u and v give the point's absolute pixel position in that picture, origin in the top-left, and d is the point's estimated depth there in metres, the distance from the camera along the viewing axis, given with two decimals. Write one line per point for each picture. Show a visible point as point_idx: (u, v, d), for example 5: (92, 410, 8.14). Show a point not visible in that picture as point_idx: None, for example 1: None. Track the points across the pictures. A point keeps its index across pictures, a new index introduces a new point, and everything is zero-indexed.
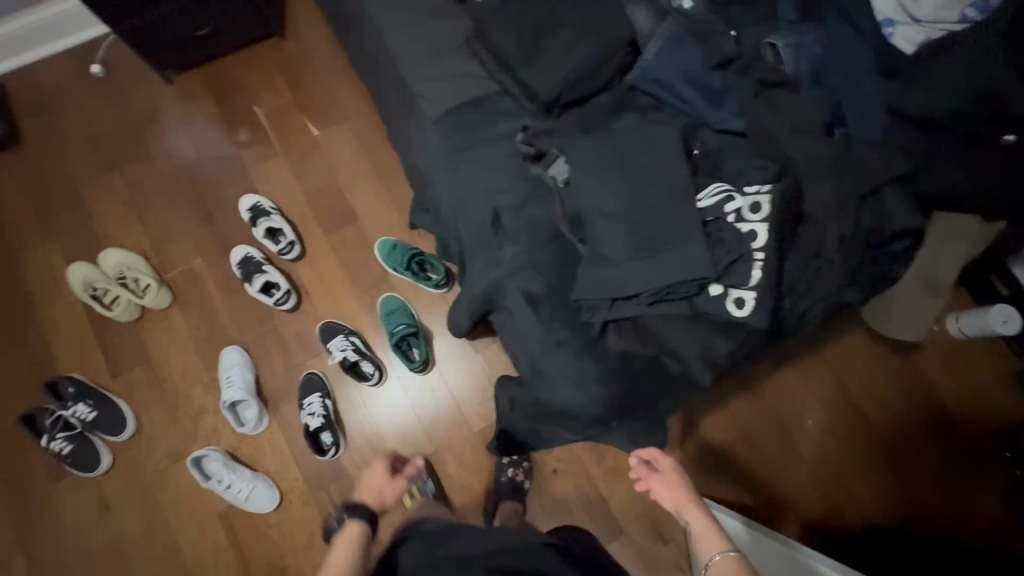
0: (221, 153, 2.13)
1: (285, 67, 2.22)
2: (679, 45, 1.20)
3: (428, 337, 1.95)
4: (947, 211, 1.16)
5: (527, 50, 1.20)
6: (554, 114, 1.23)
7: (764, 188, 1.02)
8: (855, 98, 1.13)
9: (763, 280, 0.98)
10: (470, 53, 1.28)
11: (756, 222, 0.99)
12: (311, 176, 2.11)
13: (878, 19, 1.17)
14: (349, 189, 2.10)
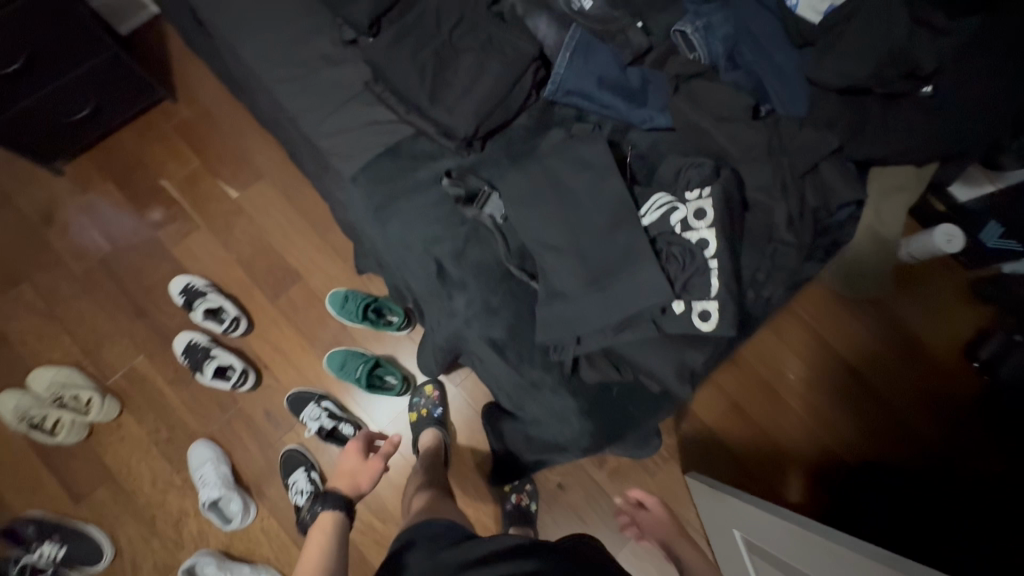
0: (137, 238, 1.97)
1: (185, 131, 2.06)
2: (590, 51, 1.15)
3: (393, 359, 1.91)
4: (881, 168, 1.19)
5: (432, 87, 1.11)
6: (477, 146, 1.15)
7: (704, 192, 0.99)
8: (775, 73, 1.12)
9: (722, 289, 0.95)
10: (373, 100, 1.18)
11: (704, 230, 0.96)
12: (242, 241, 1.99)
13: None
14: (286, 247, 1.98)
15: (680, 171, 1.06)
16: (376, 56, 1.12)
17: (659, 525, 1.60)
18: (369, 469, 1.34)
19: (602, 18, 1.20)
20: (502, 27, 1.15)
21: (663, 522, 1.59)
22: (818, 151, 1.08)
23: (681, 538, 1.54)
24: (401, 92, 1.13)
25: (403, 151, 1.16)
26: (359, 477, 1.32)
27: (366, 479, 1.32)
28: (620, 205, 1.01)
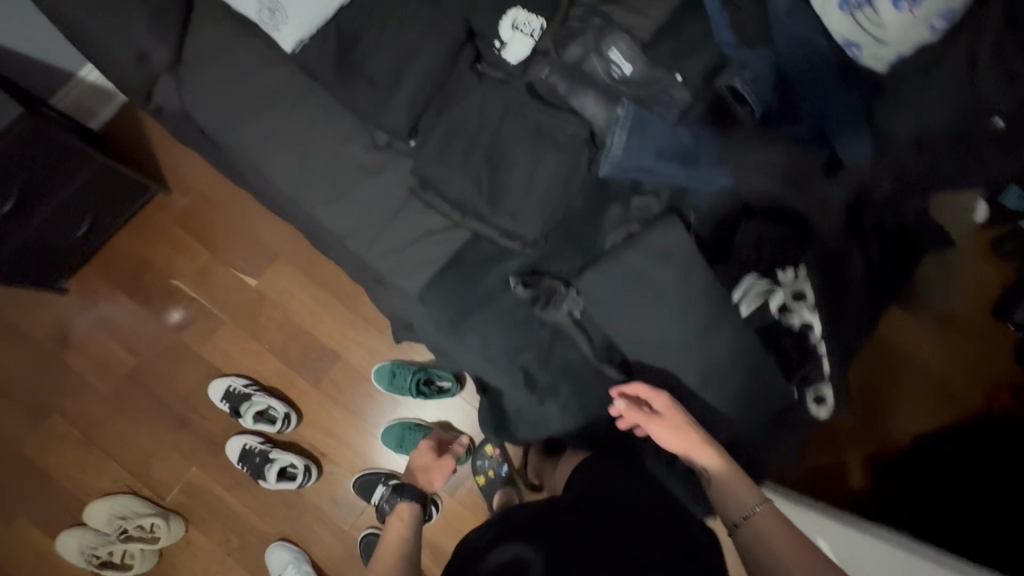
0: (161, 345, 1.87)
1: (185, 221, 1.93)
2: (642, 123, 1.09)
3: (450, 426, 1.86)
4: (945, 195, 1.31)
5: (488, 195, 1.09)
6: (541, 242, 1.10)
7: (802, 274, 1.02)
8: (838, 121, 1.04)
9: (833, 367, 1.04)
10: (424, 208, 1.13)
11: (808, 314, 1.01)
12: (269, 329, 1.90)
13: (836, 41, 1.04)
14: (315, 325, 1.90)
15: (756, 241, 1.05)
16: (428, 173, 1.10)
17: (672, 436, 0.93)
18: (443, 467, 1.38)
19: (644, 81, 1.14)
20: (548, 113, 1.10)
21: (678, 424, 0.93)
22: (890, 200, 1.06)
23: (692, 429, 0.93)
24: (457, 201, 1.10)
25: (463, 256, 1.12)
26: (433, 475, 1.35)
27: (441, 477, 1.36)
28: (706, 292, 1.00)
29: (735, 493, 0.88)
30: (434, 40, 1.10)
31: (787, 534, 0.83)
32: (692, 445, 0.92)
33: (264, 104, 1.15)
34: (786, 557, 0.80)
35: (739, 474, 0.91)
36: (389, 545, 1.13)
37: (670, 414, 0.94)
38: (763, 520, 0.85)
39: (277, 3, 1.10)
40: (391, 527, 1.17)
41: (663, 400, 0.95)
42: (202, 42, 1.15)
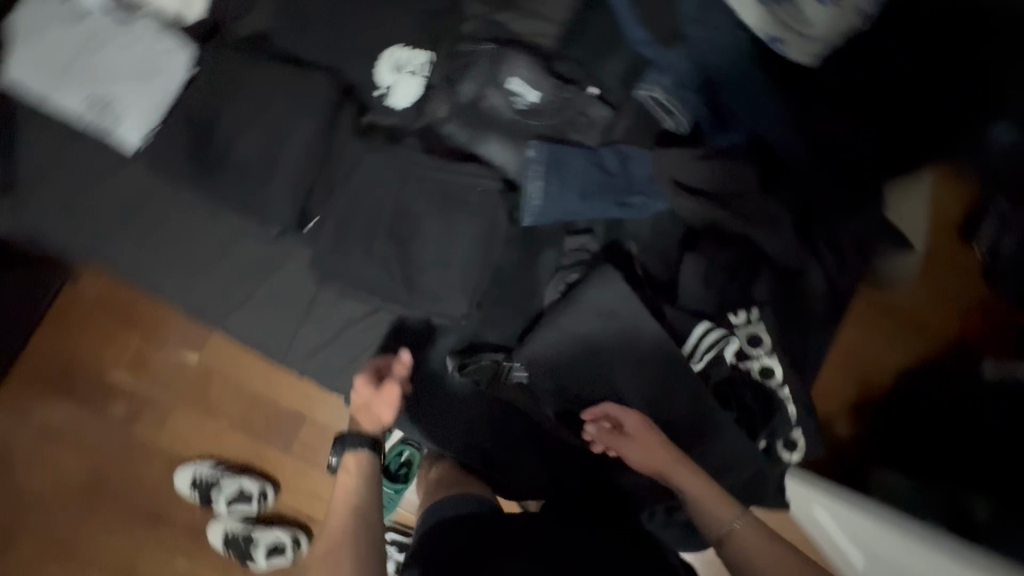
0: (112, 448, 1.61)
1: (104, 308, 1.67)
2: (559, 165, 0.96)
3: None
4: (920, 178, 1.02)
5: (404, 273, 0.97)
6: (474, 310, 0.99)
7: (755, 316, 0.91)
8: (772, 124, 0.94)
9: (802, 412, 0.91)
10: (341, 297, 1.02)
11: (768, 357, 0.90)
12: (227, 402, 1.67)
13: (761, 37, 0.93)
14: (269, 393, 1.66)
15: (701, 277, 0.94)
16: (331, 267, 0.97)
17: (645, 458, 0.86)
18: (384, 403, 0.92)
19: (554, 109, 1.00)
20: (453, 166, 0.98)
21: (652, 444, 0.86)
22: (847, 200, 0.95)
23: (666, 444, 0.86)
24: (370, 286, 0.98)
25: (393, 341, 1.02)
26: (377, 409, 0.92)
27: (389, 409, 0.92)
28: (653, 347, 0.92)
29: (712, 508, 0.81)
30: (303, 110, 0.96)
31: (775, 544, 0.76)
32: (667, 463, 0.85)
33: (131, 213, 1.00)
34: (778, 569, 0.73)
35: (714, 487, 0.83)
36: (341, 506, 0.87)
37: (642, 436, 0.87)
38: (747, 532, 0.78)
39: (110, 97, 0.93)
40: (339, 493, 0.88)
41: (633, 418, 0.88)
42: (35, 153, 0.97)
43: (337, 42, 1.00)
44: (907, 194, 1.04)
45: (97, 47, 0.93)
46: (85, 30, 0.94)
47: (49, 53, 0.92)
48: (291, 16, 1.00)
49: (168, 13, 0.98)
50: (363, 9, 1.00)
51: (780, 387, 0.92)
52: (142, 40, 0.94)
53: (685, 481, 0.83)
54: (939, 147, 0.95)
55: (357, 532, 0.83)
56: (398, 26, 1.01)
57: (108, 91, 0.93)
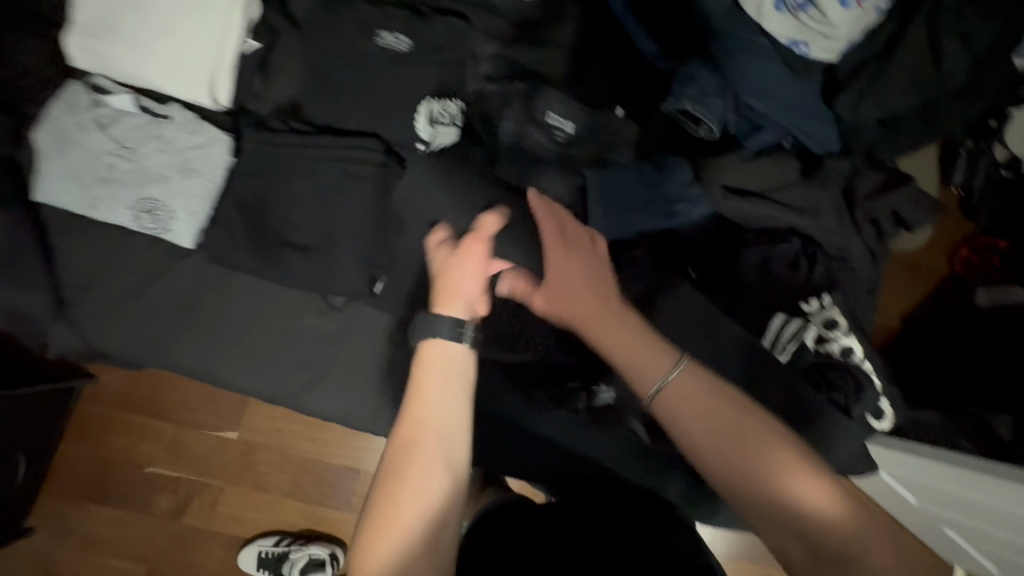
0: (164, 541, 1.58)
1: (133, 399, 1.62)
2: (609, 189, 0.99)
3: None
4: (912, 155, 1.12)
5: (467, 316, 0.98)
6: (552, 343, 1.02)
7: (827, 300, 0.95)
8: (807, 119, 0.97)
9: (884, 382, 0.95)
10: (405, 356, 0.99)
11: (844, 338, 0.94)
12: (274, 476, 1.59)
13: (782, 43, 0.93)
14: (317, 450, 1.62)
15: (763, 267, 0.99)
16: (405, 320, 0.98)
17: (557, 264, 0.84)
18: (470, 259, 0.80)
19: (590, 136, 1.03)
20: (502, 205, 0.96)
21: (562, 248, 0.85)
22: (879, 176, 1.00)
23: (589, 268, 0.86)
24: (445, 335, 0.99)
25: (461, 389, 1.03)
26: (456, 279, 0.79)
27: (469, 273, 0.79)
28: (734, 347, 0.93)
29: (653, 364, 0.80)
30: (354, 181, 0.95)
31: (699, 391, 0.79)
32: (577, 307, 0.84)
33: (183, 310, 0.98)
34: (698, 416, 0.78)
35: (648, 333, 0.83)
36: (415, 415, 0.73)
37: (556, 279, 0.84)
38: (676, 385, 0.79)
39: (153, 200, 0.91)
40: (423, 391, 0.73)
41: (555, 254, 0.85)
42: (79, 268, 0.96)
43: (370, 104, 0.98)
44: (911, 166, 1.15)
45: (132, 152, 0.91)
46: (114, 136, 0.91)
47: (81, 167, 0.90)
48: (320, 84, 0.98)
49: (198, 100, 0.94)
50: (391, 66, 0.99)
51: (861, 362, 0.95)
52: (176, 137, 0.93)
53: (615, 336, 0.83)
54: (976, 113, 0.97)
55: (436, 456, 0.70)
56: (428, 76, 1.00)
57: (149, 196, 0.91)
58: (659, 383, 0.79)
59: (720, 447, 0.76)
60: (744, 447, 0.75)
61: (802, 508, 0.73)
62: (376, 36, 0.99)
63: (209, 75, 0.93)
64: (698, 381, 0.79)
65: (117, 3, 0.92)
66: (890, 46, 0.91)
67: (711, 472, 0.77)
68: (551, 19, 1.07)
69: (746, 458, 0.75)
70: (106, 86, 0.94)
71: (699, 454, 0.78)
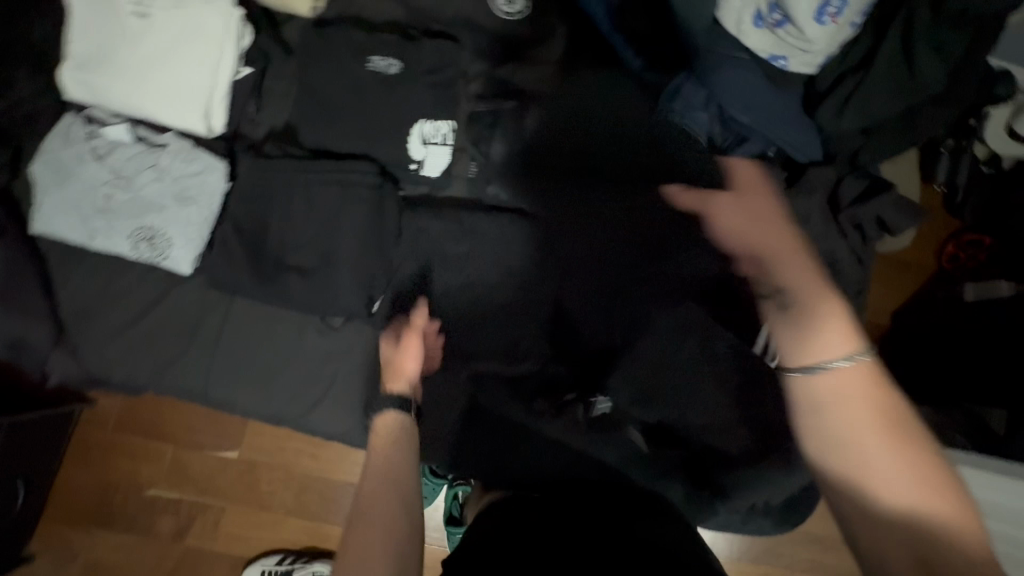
0: (168, 563, 1.57)
1: (134, 422, 1.62)
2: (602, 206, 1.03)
3: None
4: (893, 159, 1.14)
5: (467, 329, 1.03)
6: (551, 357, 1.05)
7: None
8: (791, 131, 0.99)
9: None
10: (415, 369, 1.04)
11: None
12: (276, 493, 1.59)
13: (762, 58, 0.96)
14: (319, 466, 1.63)
15: None
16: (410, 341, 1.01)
17: (748, 226, 0.75)
18: (409, 356, 0.90)
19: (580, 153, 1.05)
20: (503, 227, 1.04)
21: (767, 222, 0.74)
22: (860, 184, 1.03)
23: (784, 233, 0.73)
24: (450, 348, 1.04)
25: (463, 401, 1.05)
26: (404, 364, 0.89)
27: (414, 360, 0.90)
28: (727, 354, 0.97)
29: (831, 330, 0.64)
30: (350, 203, 0.97)
31: (882, 394, 0.62)
32: (768, 248, 0.72)
33: (185, 335, 0.99)
34: (852, 414, 0.61)
35: (849, 320, 0.65)
36: (377, 470, 0.78)
37: (737, 224, 0.77)
38: (850, 373, 0.62)
39: (151, 229, 0.92)
40: (377, 451, 0.80)
41: (732, 202, 0.81)
42: (81, 296, 0.97)
43: (363, 126, 1.00)
44: (897, 168, 1.17)
45: (129, 182, 0.93)
46: (111, 167, 0.93)
47: (80, 199, 0.92)
48: (314, 109, 1.00)
49: (193, 129, 0.95)
50: (383, 89, 1.01)
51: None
52: (172, 165, 0.94)
53: (821, 324, 0.65)
54: (954, 120, 1.00)
55: (391, 496, 0.74)
56: (419, 98, 1.02)
57: (148, 225, 0.92)
58: (825, 366, 0.63)
59: (857, 440, 0.60)
60: (909, 473, 0.58)
61: (929, 532, 0.55)
62: (368, 60, 1.01)
63: (204, 102, 0.94)
64: (884, 385, 0.63)
65: (111, 35, 0.93)
66: (868, 57, 0.94)
67: (847, 481, 0.61)
68: (538, 38, 1.10)
69: (874, 437, 0.60)
70: (103, 118, 0.96)
71: (867, 472, 0.59)
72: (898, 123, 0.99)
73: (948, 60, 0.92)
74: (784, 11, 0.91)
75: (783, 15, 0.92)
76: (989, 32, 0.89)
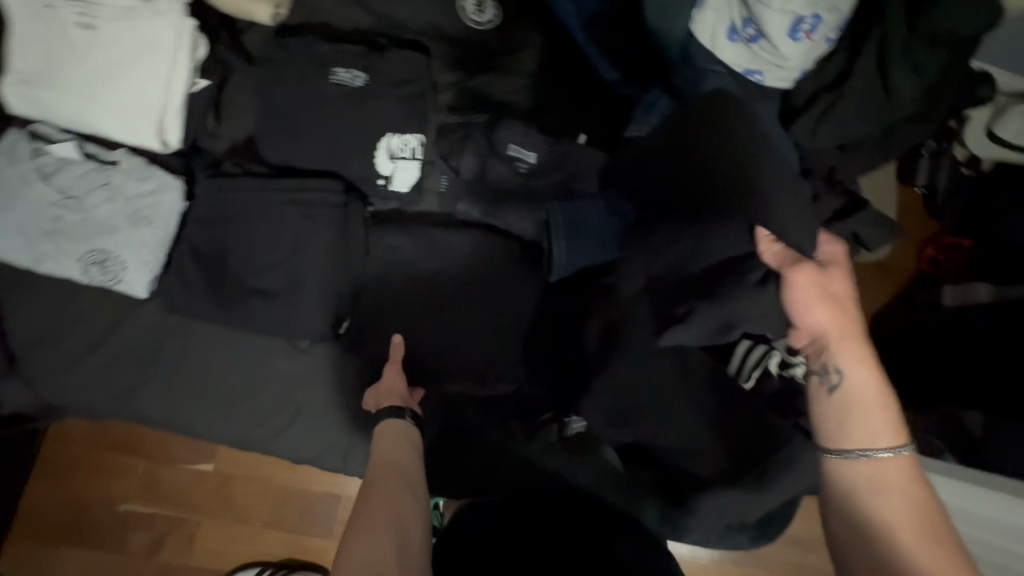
0: None
1: (104, 437, 1.58)
2: (573, 222, 0.98)
3: None
4: (870, 174, 1.14)
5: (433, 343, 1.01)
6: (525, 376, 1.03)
7: None
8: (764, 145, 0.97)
9: None
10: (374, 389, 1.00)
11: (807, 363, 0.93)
12: (252, 507, 1.56)
13: (737, 72, 0.94)
14: (296, 478, 1.59)
15: None
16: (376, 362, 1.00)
17: (813, 294, 0.81)
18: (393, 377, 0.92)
19: (552, 167, 1.03)
20: (468, 244, 1.02)
21: (843, 305, 0.80)
22: (838, 198, 1.01)
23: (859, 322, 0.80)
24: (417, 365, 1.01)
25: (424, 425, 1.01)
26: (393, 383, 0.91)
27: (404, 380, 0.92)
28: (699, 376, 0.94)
29: (867, 414, 0.74)
30: (314, 222, 0.93)
31: (923, 490, 0.69)
32: (843, 329, 0.79)
33: (143, 360, 0.95)
34: (905, 505, 0.68)
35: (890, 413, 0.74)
36: (383, 461, 0.79)
37: (805, 297, 0.81)
38: (895, 467, 0.71)
39: (103, 252, 0.88)
40: (385, 447, 0.81)
41: (808, 276, 0.82)
42: (31, 321, 0.93)
43: (327, 142, 0.96)
44: (875, 181, 1.17)
45: (79, 202, 0.88)
46: (59, 186, 0.88)
47: (26, 221, 0.87)
48: (276, 124, 0.96)
49: (147, 145, 0.91)
50: (349, 103, 0.97)
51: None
52: (124, 184, 0.90)
53: (860, 414, 0.74)
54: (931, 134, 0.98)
55: (395, 489, 0.75)
56: (387, 111, 0.98)
57: (99, 247, 0.88)
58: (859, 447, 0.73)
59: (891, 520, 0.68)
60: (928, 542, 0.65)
61: None
62: (331, 73, 0.97)
63: (156, 118, 0.90)
64: (922, 486, 0.70)
65: (56, 49, 0.88)
66: (843, 75, 0.92)
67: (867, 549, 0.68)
68: (509, 48, 1.06)
69: (907, 516, 0.67)
70: (50, 134, 0.91)
71: (893, 546, 0.66)
72: (874, 137, 0.97)
73: (925, 76, 0.90)
74: (759, 27, 0.88)
75: (758, 31, 0.89)
76: (966, 46, 0.87)
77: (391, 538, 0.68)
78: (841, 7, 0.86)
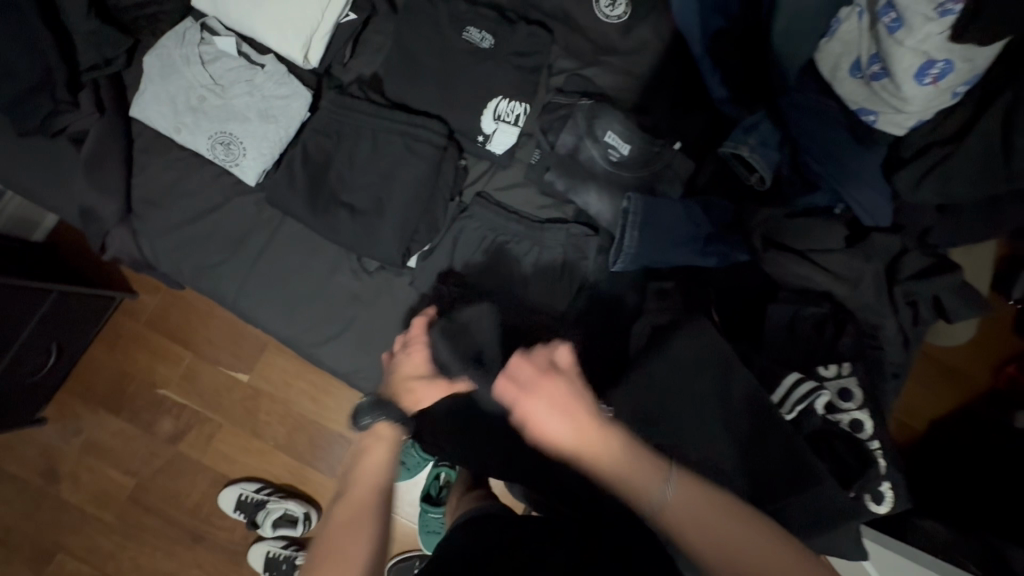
0: (158, 462, 1.64)
1: (159, 325, 1.68)
2: (650, 216, 0.99)
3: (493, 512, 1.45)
4: (962, 248, 1.09)
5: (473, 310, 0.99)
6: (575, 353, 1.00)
7: (846, 369, 0.93)
8: (865, 186, 0.96)
9: (890, 466, 0.92)
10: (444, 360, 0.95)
11: (855, 411, 0.91)
12: (271, 424, 1.63)
13: (850, 108, 0.94)
14: (317, 410, 1.64)
15: (783, 325, 0.98)
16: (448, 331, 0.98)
17: (560, 418, 0.67)
18: (416, 357, 0.82)
19: (642, 160, 1.05)
20: (549, 234, 1.05)
21: (568, 404, 0.67)
22: (921, 261, 0.99)
23: (583, 410, 0.68)
24: (472, 335, 1.00)
25: None
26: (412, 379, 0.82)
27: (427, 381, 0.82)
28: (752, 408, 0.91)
29: (637, 477, 0.67)
30: (413, 156, 1.00)
31: (706, 504, 0.65)
32: (572, 440, 0.68)
33: (232, 241, 1.05)
34: (706, 537, 0.64)
35: (636, 450, 0.69)
36: (364, 477, 0.78)
37: (559, 418, 0.67)
38: (673, 502, 0.65)
39: (230, 136, 0.99)
40: (369, 460, 0.79)
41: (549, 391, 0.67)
42: (153, 185, 1.05)
43: (442, 91, 1.04)
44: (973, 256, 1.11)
45: (223, 90, 1.00)
46: (210, 73, 1.01)
47: (176, 94, 1.00)
48: (403, 65, 1.05)
49: (290, 56, 1.02)
50: (471, 60, 1.04)
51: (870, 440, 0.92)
52: (264, 85, 1.01)
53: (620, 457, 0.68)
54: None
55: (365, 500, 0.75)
56: (502, 75, 1.05)
57: (228, 132, 0.99)
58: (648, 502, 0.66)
59: (710, 555, 0.63)
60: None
61: None
62: (463, 29, 1.05)
63: (307, 34, 1.01)
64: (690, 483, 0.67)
65: None
66: (964, 128, 0.87)
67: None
68: (631, 47, 1.11)
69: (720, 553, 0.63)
70: (216, 29, 1.04)
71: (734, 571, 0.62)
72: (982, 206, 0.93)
73: None
74: (884, 64, 0.85)
75: (882, 67, 0.85)
76: None
77: (365, 504, 0.75)
78: (980, 58, 0.78)
